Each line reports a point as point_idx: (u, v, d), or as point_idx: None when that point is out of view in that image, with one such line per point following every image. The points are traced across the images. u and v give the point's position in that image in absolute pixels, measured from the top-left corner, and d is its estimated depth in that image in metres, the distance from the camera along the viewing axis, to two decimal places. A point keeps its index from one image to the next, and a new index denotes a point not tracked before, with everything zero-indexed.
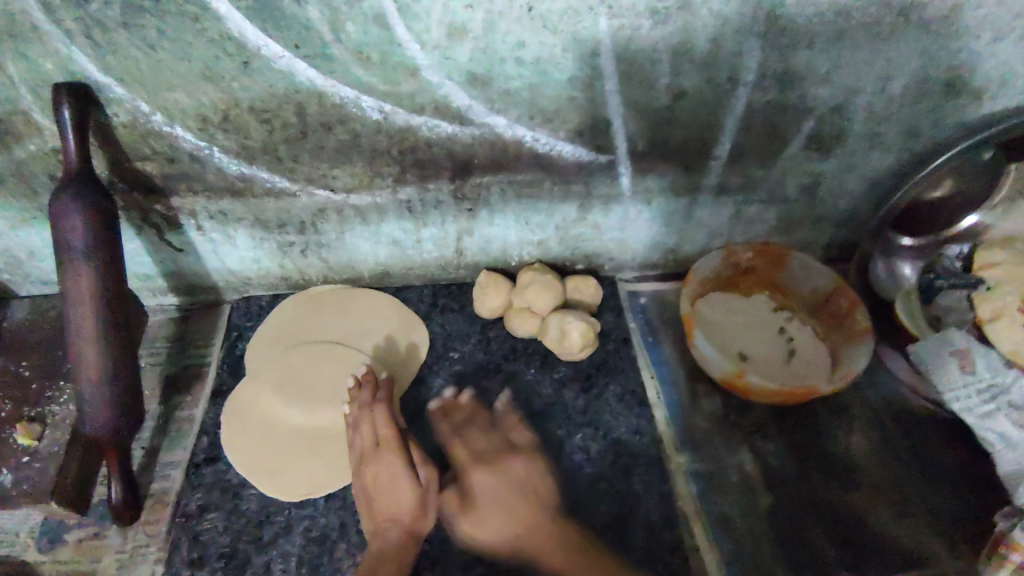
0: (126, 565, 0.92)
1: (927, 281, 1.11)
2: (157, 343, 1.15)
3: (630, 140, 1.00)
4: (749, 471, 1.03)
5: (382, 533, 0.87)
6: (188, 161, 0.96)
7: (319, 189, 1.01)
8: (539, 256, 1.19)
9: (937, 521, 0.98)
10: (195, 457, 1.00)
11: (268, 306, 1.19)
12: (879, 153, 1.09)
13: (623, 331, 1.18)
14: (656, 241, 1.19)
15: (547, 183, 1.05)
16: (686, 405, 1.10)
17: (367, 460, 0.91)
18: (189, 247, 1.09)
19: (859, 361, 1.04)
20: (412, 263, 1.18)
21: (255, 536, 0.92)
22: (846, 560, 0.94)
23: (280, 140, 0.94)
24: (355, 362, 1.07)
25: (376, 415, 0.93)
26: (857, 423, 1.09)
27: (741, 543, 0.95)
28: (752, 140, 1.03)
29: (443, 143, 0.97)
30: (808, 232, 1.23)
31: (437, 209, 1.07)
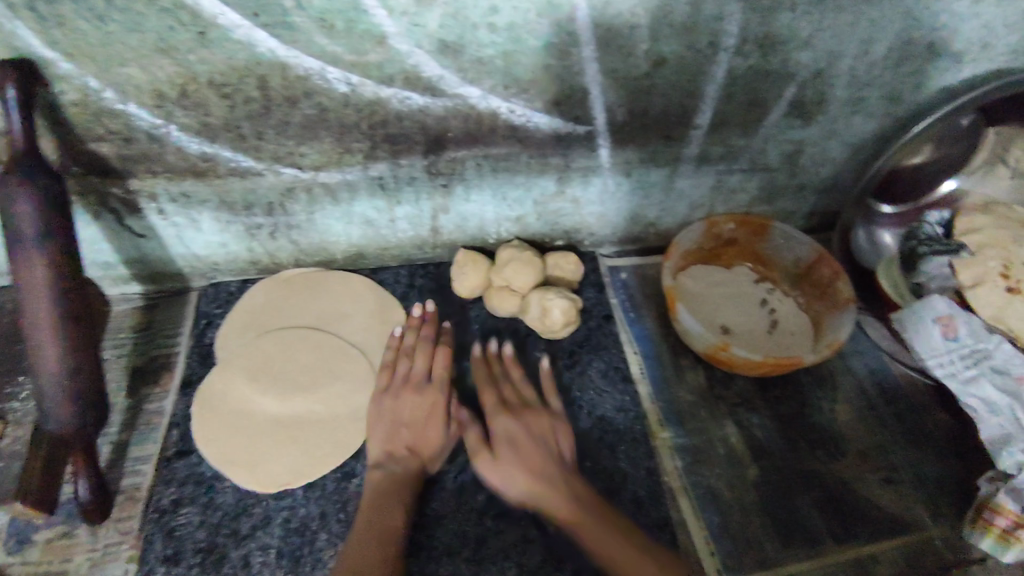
0: (98, 565, 0.89)
1: (909, 247, 1.07)
2: (122, 333, 1.10)
3: (609, 110, 0.97)
4: (734, 444, 1.02)
5: (396, 459, 0.91)
6: (144, 141, 0.90)
7: (286, 168, 0.97)
8: (518, 232, 1.16)
9: (920, 486, 0.99)
10: (167, 451, 0.96)
11: (237, 291, 1.14)
12: (860, 119, 1.07)
13: (605, 308, 1.16)
14: (636, 215, 1.17)
15: (524, 156, 1.02)
16: (670, 380, 1.09)
17: (410, 392, 0.96)
18: (151, 232, 1.04)
19: (842, 330, 1.04)
20: (387, 243, 1.14)
21: (233, 529, 0.90)
22: (834, 528, 0.94)
23: (242, 116, 0.89)
24: (332, 347, 1.04)
25: (435, 353, 1.01)
26: (841, 392, 1.09)
27: (729, 516, 0.95)
28: (733, 108, 1.01)
29: (415, 117, 0.93)
30: (789, 202, 1.22)
31: (410, 186, 1.03)
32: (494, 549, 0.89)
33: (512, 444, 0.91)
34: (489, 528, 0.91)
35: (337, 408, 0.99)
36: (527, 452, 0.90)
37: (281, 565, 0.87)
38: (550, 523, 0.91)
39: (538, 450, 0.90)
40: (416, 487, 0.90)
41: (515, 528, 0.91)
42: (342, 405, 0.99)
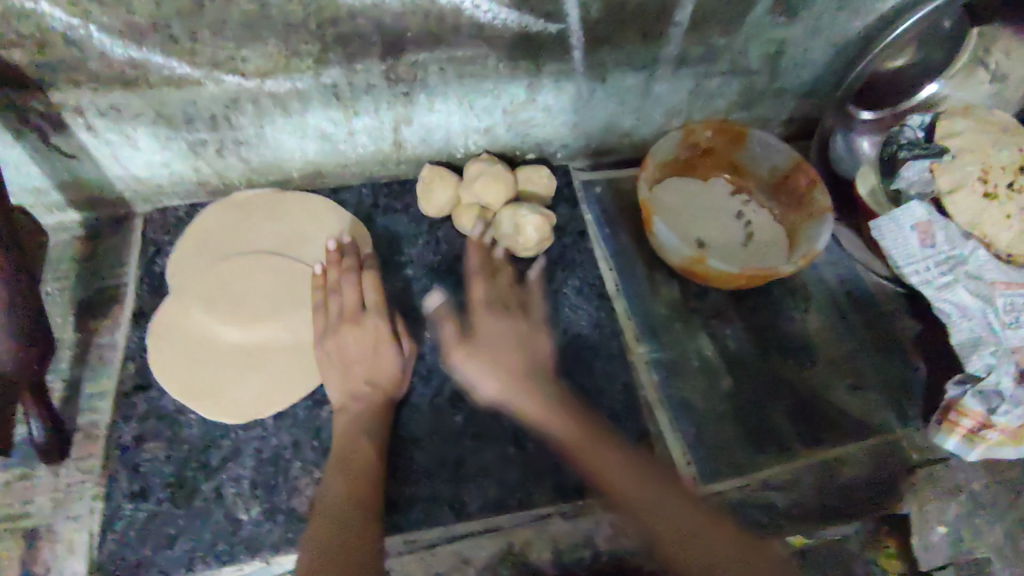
0: (62, 504, 0.85)
1: (889, 154, 1.03)
2: (63, 264, 1.02)
3: (583, 5, 0.89)
4: (710, 356, 1.02)
5: (359, 396, 0.87)
6: (62, 45, 0.80)
7: (228, 75, 0.87)
8: (487, 145, 1.10)
9: (889, 391, 1.01)
10: (124, 386, 0.91)
11: (187, 217, 1.06)
12: (845, 16, 1.01)
13: (580, 224, 1.11)
14: (610, 124, 1.11)
15: (491, 59, 0.94)
16: (646, 294, 1.07)
17: (349, 327, 0.89)
18: (82, 152, 0.94)
19: (819, 239, 1.01)
20: (347, 160, 1.06)
21: (202, 462, 0.86)
22: (804, 433, 0.96)
23: (171, 14, 0.79)
24: (292, 272, 0.98)
25: (363, 282, 0.93)
26: (815, 302, 1.09)
27: (704, 425, 0.96)
28: (714, 3, 0.93)
29: (369, 13, 0.83)
30: (768, 108, 1.17)
31: (368, 94, 0.95)
32: (473, 469, 0.88)
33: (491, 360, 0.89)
34: (467, 449, 0.90)
35: (299, 335, 0.94)
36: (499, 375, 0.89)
37: (256, 495, 0.85)
38: (528, 440, 0.91)
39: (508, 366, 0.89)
40: (381, 422, 0.87)
41: (493, 447, 0.90)
42: (305, 333, 0.94)
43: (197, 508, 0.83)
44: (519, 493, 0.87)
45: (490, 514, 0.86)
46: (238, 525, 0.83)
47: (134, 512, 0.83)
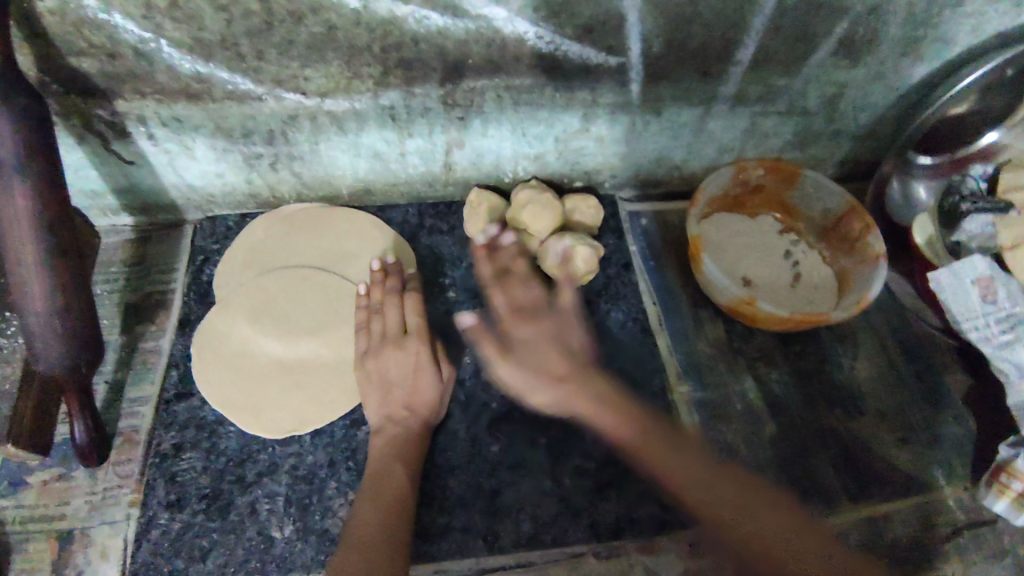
0: (98, 508, 0.86)
1: (951, 203, 1.03)
2: (113, 267, 1.03)
3: (645, 40, 0.89)
4: (752, 399, 1.00)
5: (397, 420, 0.87)
6: (132, 57, 0.81)
7: (289, 92, 0.88)
8: (535, 172, 1.09)
9: (938, 448, 0.98)
10: (166, 393, 0.92)
11: (236, 227, 1.07)
12: (910, 63, 0.99)
13: (624, 255, 1.10)
14: (662, 157, 1.10)
15: (549, 88, 0.93)
16: (689, 331, 1.05)
17: (390, 349, 0.88)
18: (141, 159, 0.96)
19: (872, 286, 0.98)
20: (396, 179, 1.07)
21: (238, 476, 0.86)
22: (848, 486, 0.94)
23: (240, 32, 0.80)
24: (336, 288, 0.98)
25: (405, 304, 0.92)
26: (862, 348, 1.06)
27: (744, 471, 0.93)
28: (778, 43, 0.92)
29: (433, 39, 0.84)
30: (822, 149, 1.15)
31: (424, 117, 0.95)
32: (508, 501, 0.87)
33: (558, 385, 0.87)
34: (503, 479, 0.89)
35: (342, 352, 0.94)
36: (552, 365, 0.88)
37: (289, 514, 0.84)
38: (564, 475, 0.89)
39: (586, 382, 0.88)
40: (417, 447, 0.86)
41: (528, 479, 0.89)
42: (347, 351, 0.94)
43: (231, 522, 0.83)
44: (554, 529, 0.86)
45: (523, 549, 0.84)
46: (270, 542, 0.82)
47: (169, 522, 0.83)
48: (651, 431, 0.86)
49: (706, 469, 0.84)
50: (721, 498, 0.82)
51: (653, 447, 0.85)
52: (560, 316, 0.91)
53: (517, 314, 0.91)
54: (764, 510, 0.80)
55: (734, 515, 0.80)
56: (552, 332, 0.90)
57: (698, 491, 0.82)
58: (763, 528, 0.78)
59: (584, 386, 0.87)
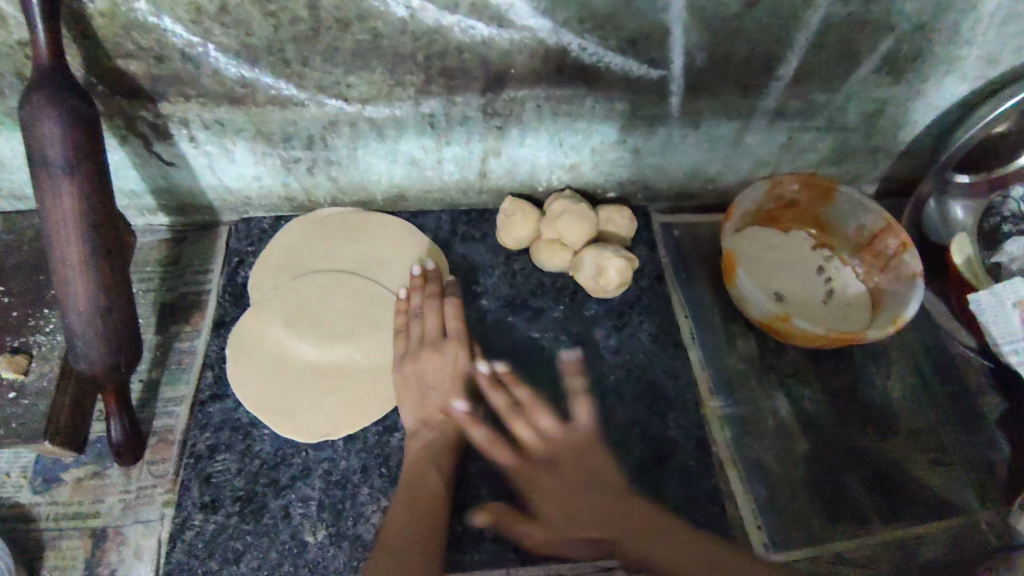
0: (132, 507, 0.86)
1: (991, 225, 1.05)
2: (148, 266, 1.04)
3: (688, 54, 0.89)
4: (784, 417, 0.99)
5: (431, 427, 0.87)
6: (179, 60, 0.82)
7: (330, 98, 0.89)
8: (570, 182, 1.09)
9: (971, 470, 0.97)
10: (200, 394, 0.92)
11: (271, 229, 1.08)
12: (953, 81, 0.98)
13: (656, 267, 1.10)
14: (697, 170, 1.09)
15: (589, 100, 0.93)
16: (721, 346, 1.04)
17: (428, 352, 0.89)
18: (181, 161, 0.96)
19: (909, 304, 0.97)
20: (430, 186, 1.07)
21: (272, 479, 0.87)
22: (881, 506, 0.93)
23: (287, 39, 0.80)
24: (372, 293, 0.99)
25: (444, 309, 0.93)
26: (895, 368, 1.05)
27: (776, 488, 0.93)
28: (822, 59, 0.92)
29: (477, 49, 0.84)
30: (859, 165, 1.14)
31: (462, 125, 0.95)
32: None
33: (570, 467, 0.85)
34: None
35: (376, 358, 0.94)
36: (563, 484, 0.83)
37: (322, 519, 0.84)
38: None
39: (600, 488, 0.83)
40: (451, 455, 0.86)
41: None
42: (381, 356, 0.94)
43: (265, 525, 0.84)
44: (585, 542, 0.85)
45: (554, 561, 0.84)
46: (303, 546, 0.83)
47: (204, 523, 0.84)
48: (591, 465, 0.85)
49: (548, 468, 0.85)
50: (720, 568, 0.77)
51: (571, 459, 0.85)
52: (576, 437, 0.87)
53: (549, 440, 0.86)
54: (641, 520, 0.81)
55: (570, 497, 0.83)
56: (532, 401, 0.88)
57: (557, 483, 0.83)
58: (630, 525, 0.80)
59: (558, 460, 0.85)
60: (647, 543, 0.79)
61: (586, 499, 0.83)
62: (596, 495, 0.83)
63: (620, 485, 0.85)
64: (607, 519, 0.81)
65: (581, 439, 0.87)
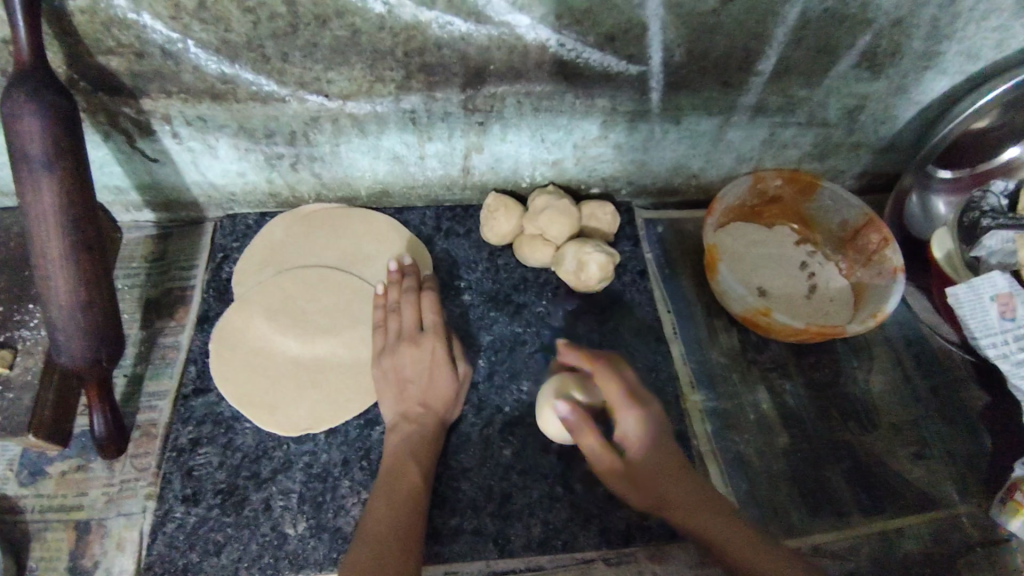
0: (115, 500, 0.87)
1: (971, 219, 1.01)
2: (134, 262, 1.05)
3: (667, 49, 0.89)
4: (765, 410, 1.00)
5: (411, 419, 0.87)
6: (159, 57, 0.82)
7: (311, 94, 0.89)
8: (553, 177, 1.10)
9: (951, 463, 0.97)
10: (184, 388, 0.93)
11: (256, 225, 1.08)
12: (932, 76, 0.99)
13: (639, 262, 1.10)
14: (679, 165, 1.10)
15: (569, 95, 0.94)
16: (703, 340, 1.05)
17: (406, 345, 0.89)
18: (165, 157, 0.97)
19: (889, 299, 0.98)
20: (414, 182, 1.07)
21: (253, 472, 0.88)
22: (860, 499, 0.93)
23: (266, 35, 0.81)
24: (354, 288, 0.99)
25: (422, 302, 0.93)
26: (877, 363, 1.06)
27: (756, 481, 0.93)
28: (800, 54, 0.92)
29: (455, 45, 0.85)
30: (842, 160, 1.14)
31: (444, 121, 0.96)
32: (519, 505, 0.87)
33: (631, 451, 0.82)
34: (514, 484, 0.89)
35: (358, 353, 0.95)
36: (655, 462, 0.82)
37: (303, 511, 0.85)
38: (575, 481, 0.89)
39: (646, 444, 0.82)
40: (432, 447, 0.86)
41: (539, 484, 0.89)
42: (363, 350, 0.95)
43: (245, 517, 0.84)
44: (564, 534, 0.86)
45: (533, 553, 0.84)
46: (284, 538, 0.83)
47: (185, 515, 0.85)
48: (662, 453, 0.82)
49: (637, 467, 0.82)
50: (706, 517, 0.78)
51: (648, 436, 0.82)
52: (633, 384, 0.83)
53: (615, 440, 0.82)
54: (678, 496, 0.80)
55: (649, 479, 0.81)
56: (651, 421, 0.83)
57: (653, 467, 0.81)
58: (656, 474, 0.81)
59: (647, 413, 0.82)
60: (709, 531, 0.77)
61: (652, 461, 0.82)
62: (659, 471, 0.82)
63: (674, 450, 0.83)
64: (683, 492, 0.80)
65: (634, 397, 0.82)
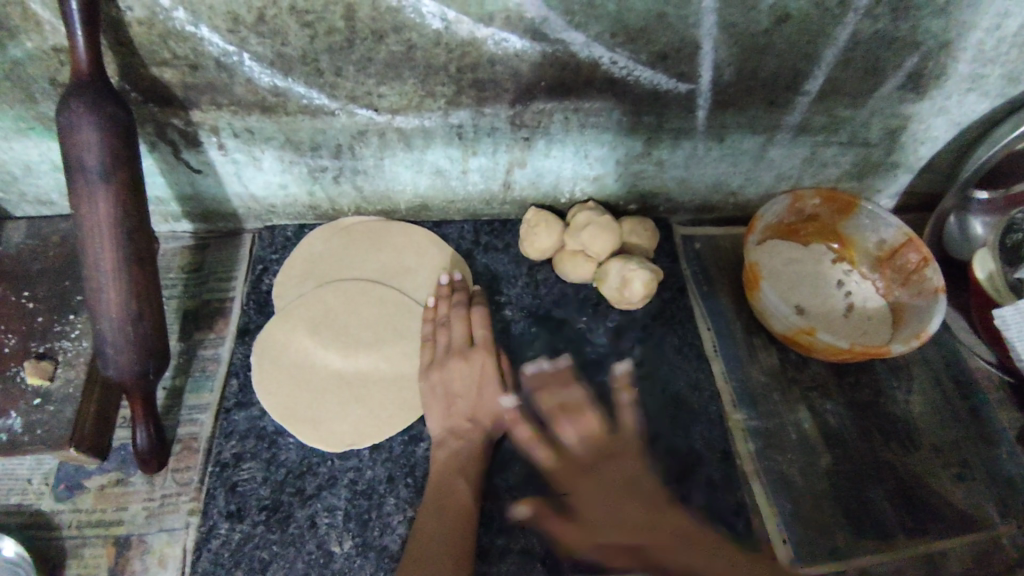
0: (157, 515, 0.86)
1: (1014, 240, 1.03)
2: (172, 273, 1.04)
3: (717, 69, 0.89)
4: (807, 430, 0.99)
5: (458, 435, 0.87)
6: (213, 69, 0.82)
7: (361, 109, 0.89)
8: (593, 193, 1.10)
9: (994, 485, 0.97)
10: (225, 402, 0.92)
11: (294, 237, 1.08)
12: (975, 98, 0.99)
13: (678, 279, 1.10)
14: (719, 182, 1.10)
15: (616, 112, 0.94)
16: (743, 358, 1.05)
17: (457, 359, 0.89)
18: (209, 168, 0.97)
19: (928, 319, 0.98)
20: (454, 196, 1.07)
21: (298, 488, 0.87)
22: (906, 521, 0.92)
23: (322, 49, 0.81)
24: (396, 302, 0.99)
25: (472, 317, 0.93)
26: (917, 383, 1.05)
27: (801, 502, 0.93)
28: (847, 75, 0.93)
29: (509, 62, 0.85)
30: (879, 179, 1.15)
31: (490, 136, 0.96)
32: (566, 524, 0.86)
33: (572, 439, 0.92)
34: (560, 502, 0.88)
35: (401, 368, 0.94)
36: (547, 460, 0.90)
37: (349, 529, 0.84)
38: None
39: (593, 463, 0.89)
40: (479, 462, 0.86)
41: None
42: (407, 365, 0.94)
43: (291, 534, 0.83)
44: None
45: (581, 574, 0.83)
46: (330, 556, 0.82)
47: (230, 532, 0.83)
48: (599, 481, 0.88)
49: (592, 472, 0.88)
50: (630, 512, 0.86)
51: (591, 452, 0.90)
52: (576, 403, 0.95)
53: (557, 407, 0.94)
54: (667, 533, 0.85)
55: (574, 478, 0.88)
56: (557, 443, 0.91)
57: (602, 486, 0.87)
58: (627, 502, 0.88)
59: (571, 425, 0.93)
60: (611, 525, 0.84)
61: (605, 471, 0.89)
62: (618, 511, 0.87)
63: (609, 476, 0.88)
64: (634, 499, 0.87)
65: (534, 403, 0.94)
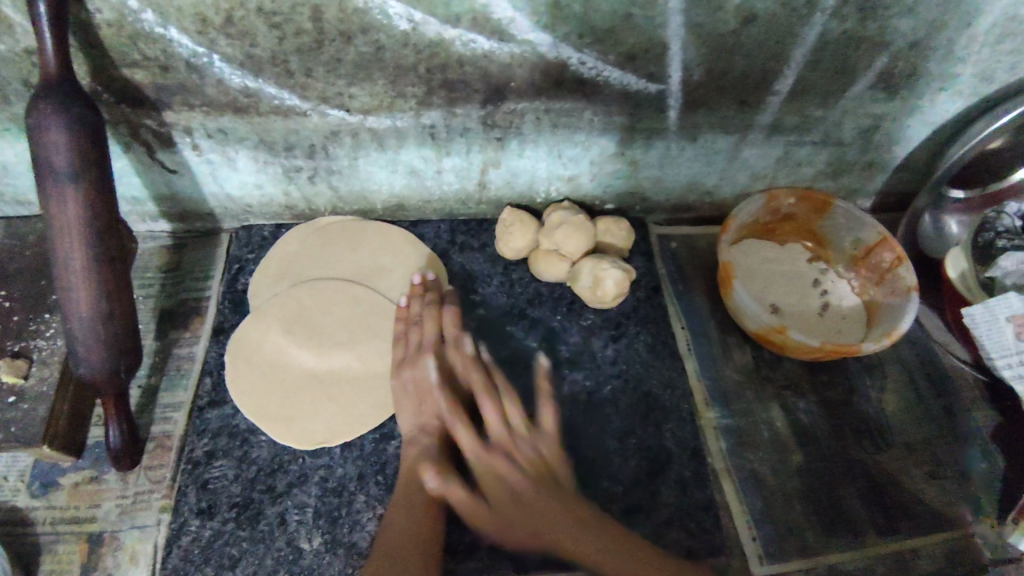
0: (129, 512, 0.87)
1: (985, 239, 1.04)
2: (149, 272, 1.05)
3: (686, 69, 0.90)
4: (779, 428, 1.00)
5: (428, 434, 0.87)
6: (184, 70, 0.83)
7: (333, 109, 0.90)
8: (568, 193, 1.10)
9: (965, 483, 0.97)
10: (199, 400, 0.93)
11: (271, 236, 1.09)
12: (947, 97, 0.99)
13: (653, 278, 1.11)
14: (694, 182, 1.10)
15: (588, 112, 0.95)
16: (716, 357, 1.05)
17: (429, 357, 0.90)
18: (183, 168, 0.97)
19: (902, 319, 0.98)
20: (430, 196, 1.08)
21: (269, 485, 0.87)
22: (876, 519, 0.93)
23: (291, 50, 0.81)
24: (370, 302, 0.99)
25: (443, 316, 0.94)
26: (890, 381, 1.06)
27: (770, 500, 0.93)
28: (817, 75, 0.93)
29: (478, 62, 0.85)
30: (855, 179, 1.15)
31: (463, 137, 0.96)
32: None
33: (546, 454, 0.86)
34: None
35: (373, 366, 0.95)
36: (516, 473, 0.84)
37: (318, 526, 0.85)
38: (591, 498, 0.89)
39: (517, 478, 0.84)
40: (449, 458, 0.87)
41: None
42: (379, 364, 0.95)
43: (261, 531, 0.84)
44: None
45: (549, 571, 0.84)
46: (299, 553, 0.83)
47: (200, 529, 0.84)
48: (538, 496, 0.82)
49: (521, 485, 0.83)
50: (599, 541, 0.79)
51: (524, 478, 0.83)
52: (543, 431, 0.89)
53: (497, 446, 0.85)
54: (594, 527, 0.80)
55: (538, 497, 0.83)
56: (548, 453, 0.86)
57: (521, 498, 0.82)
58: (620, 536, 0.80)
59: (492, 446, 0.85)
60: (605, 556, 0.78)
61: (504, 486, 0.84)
62: (577, 520, 0.81)
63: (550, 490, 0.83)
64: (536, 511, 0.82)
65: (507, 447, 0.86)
